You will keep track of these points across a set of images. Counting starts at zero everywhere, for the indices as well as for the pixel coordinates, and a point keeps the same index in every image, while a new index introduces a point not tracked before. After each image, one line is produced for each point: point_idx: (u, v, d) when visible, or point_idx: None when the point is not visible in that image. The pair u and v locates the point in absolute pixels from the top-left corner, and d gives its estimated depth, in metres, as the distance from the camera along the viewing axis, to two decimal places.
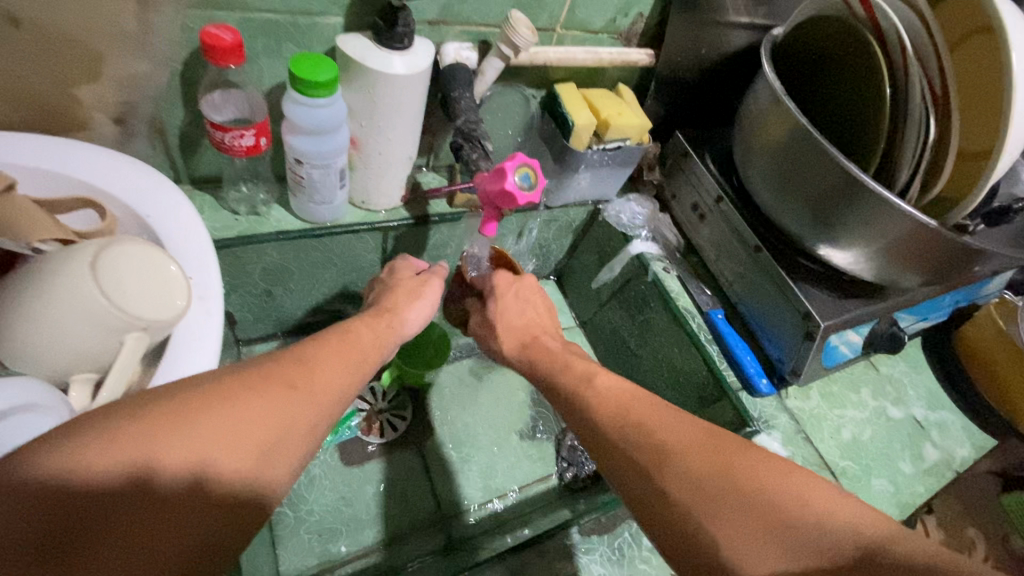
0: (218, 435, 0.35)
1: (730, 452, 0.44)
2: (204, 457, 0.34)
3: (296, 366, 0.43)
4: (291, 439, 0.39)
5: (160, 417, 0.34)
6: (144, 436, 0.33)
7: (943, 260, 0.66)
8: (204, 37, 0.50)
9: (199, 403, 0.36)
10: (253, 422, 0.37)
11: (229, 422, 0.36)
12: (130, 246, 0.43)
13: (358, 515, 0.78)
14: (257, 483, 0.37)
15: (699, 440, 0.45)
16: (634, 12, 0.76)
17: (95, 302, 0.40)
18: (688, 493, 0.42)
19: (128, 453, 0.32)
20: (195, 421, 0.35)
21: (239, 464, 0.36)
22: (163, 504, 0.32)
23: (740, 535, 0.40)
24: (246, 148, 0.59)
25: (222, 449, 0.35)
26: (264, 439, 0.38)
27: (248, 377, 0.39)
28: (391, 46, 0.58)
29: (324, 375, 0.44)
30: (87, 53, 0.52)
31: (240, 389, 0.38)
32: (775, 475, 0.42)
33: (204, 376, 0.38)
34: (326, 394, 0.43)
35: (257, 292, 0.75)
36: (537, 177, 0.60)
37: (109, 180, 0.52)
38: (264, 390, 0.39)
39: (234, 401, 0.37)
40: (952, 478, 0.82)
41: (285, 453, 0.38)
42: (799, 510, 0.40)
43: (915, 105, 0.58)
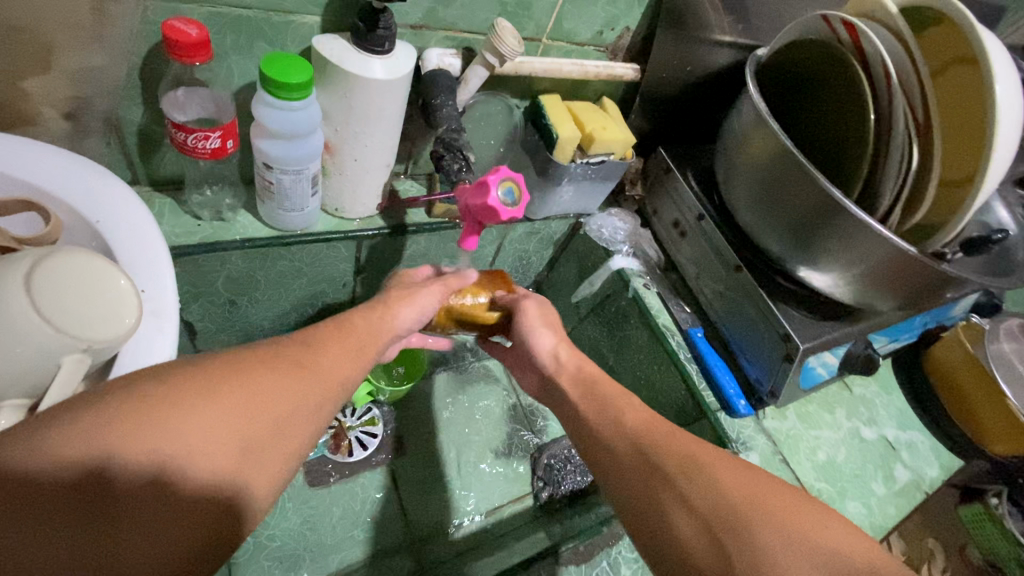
0: (219, 420, 0.35)
1: (760, 485, 0.43)
2: (179, 453, 0.32)
3: (298, 351, 0.43)
4: (295, 424, 0.39)
5: (156, 401, 0.33)
6: (141, 420, 0.32)
7: (918, 286, 0.66)
8: (167, 31, 0.47)
9: (182, 394, 0.34)
10: (260, 406, 0.37)
11: (235, 406, 0.36)
12: (71, 256, 0.39)
13: (323, 540, 0.75)
14: (260, 470, 0.36)
15: (731, 462, 0.44)
16: (620, 25, 0.75)
17: (26, 321, 0.36)
18: (710, 501, 0.41)
19: (125, 438, 0.31)
20: (199, 405, 0.34)
21: (244, 449, 0.35)
22: (168, 492, 0.32)
23: (768, 555, 0.38)
24: (211, 150, 0.56)
25: (228, 435, 0.35)
26: (269, 425, 0.37)
27: (266, 354, 0.40)
28: (371, 50, 0.55)
29: (332, 362, 0.44)
30: (34, 43, 0.48)
31: (229, 379, 0.37)
32: (801, 506, 0.41)
33: (188, 364, 0.36)
34: (336, 380, 0.43)
35: (220, 302, 0.71)
36: (521, 192, 0.58)
37: (52, 181, 0.48)
38: (276, 371, 0.39)
39: (238, 386, 0.37)
40: (921, 499, 0.83)
41: (266, 452, 0.37)
42: (824, 537, 0.39)
43: (899, 132, 0.58)
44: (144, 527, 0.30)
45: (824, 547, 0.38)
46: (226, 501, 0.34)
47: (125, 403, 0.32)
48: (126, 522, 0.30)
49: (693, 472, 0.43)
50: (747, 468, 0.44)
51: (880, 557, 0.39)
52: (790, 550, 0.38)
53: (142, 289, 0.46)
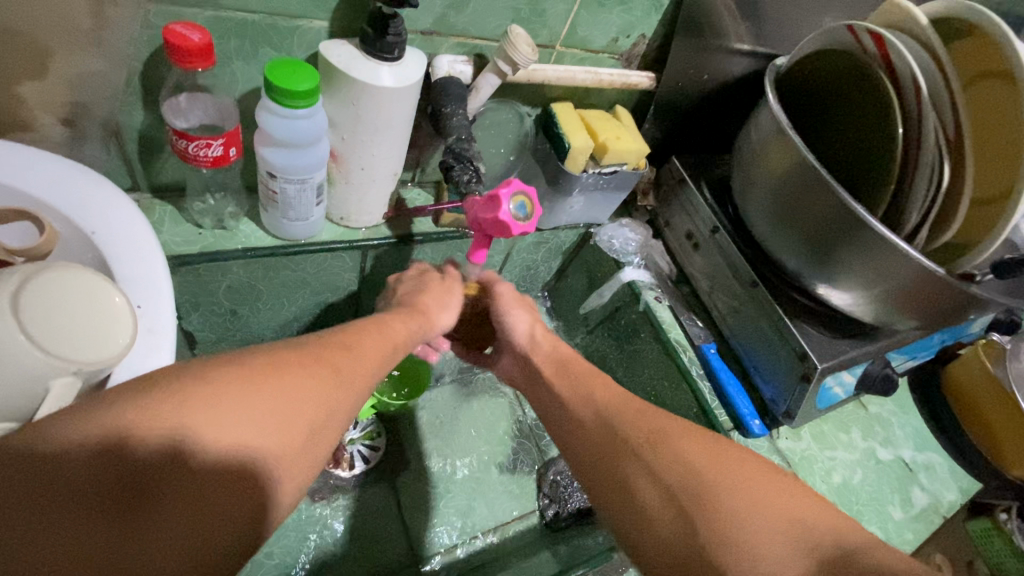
0: (259, 409, 0.34)
1: (725, 453, 0.43)
2: (220, 436, 0.32)
3: (339, 350, 0.43)
4: (326, 424, 0.38)
5: (190, 391, 0.33)
6: (174, 411, 0.31)
7: (943, 309, 0.63)
8: (168, 37, 0.45)
9: (228, 382, 0.34)
10: (295, 404, 0.36)
11: (269, 402, 0.35)
12: (60, 273, 0.37)
13: (323, 557, 0.73)
14: (291, 468, 0.36)
15: (700, 437, 0.44)
16: (636, 33, 0.72)
17: (11, 342, 0.34)
18: (680, 474, 0.42)
19: (158, 425, 0.31)
20: (236, 399, 0.34)
21: (276, 446, 0.35)
22: (197, 484, 0.31)
23: (731, 518, 0.38)
24: (213, 159, 0.54)
25: (261, 431, 0.34)
26: (303, 425, 0.37)
27: (303, 352, 0.40)
28: (380, 57, 0.53)
29: (361, 364, 0.43)
30: (31, 47, 0.46)
31: (271, 370, 0.37)
32: (766, 472, 0.41)
33: (234, 356, 0.36)
34: (363, 380, 0.43)
35: (221, 312, 0.69)
36: (534, 206, 0.56)
37: (49, 190, 0.46)
38: (311, 372, 0.39)
39: (273, 382, 0.36)
40: (939, 524, 0.80)
41: (304, 443, 0.37)
42: (785, 499, 0.39)
43: (931, 151, 0.55)
44: (174, 517, 0.30)
45: (785, 509, 0.38)
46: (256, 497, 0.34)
47: (159, 391, 0.32)
48: (155, 510, 0.30)
49: (663, 448, 0.44)
50: (711, 437, 0.45)
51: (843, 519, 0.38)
52: (752, 517, 0.38)
53: (138, 305, 0.44)
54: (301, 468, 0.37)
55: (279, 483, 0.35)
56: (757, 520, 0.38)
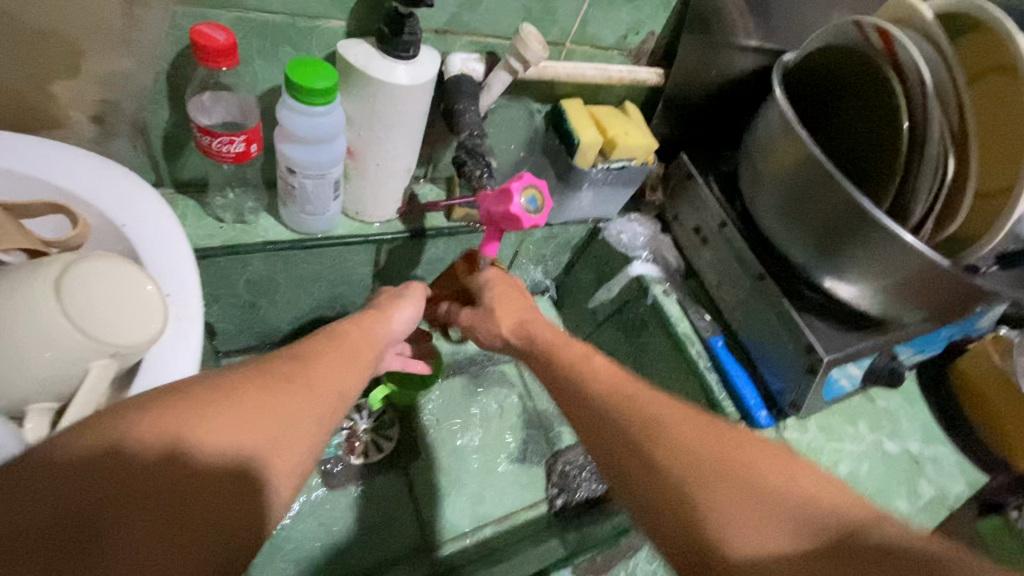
0: (230, 424, 0.35)
1: (724, 442, 0.41)
2: (194, 445, 0.33)
3: (294, 364, 0.41)
4: (295, 432, 0.38)
5: (149, 407, 0.33)
6: (134, 425, 0.32)
7: (948, 300, 0.64)
8: (195, 37, 0.47)
9: (198, 403, 0.35)
10: (255, 414, 0.36)
11: (228, 412, 0.35)
12: (99, 261, 0.39)
13: (337, 543, 0.75)
14: (260, 477, 0.35)
15: (700, 422, 0.42)
16: (645, 30, 0.74)
17: (55, 324, 0.36)
18: (677, 462, 0.40)
19: (118, 443, 0.31)
20: (198, 409, 0.34)
21: (247, 452, 0.35)
22: (162, 497, 0.31)
23: (728, 511, 0.37)
24: (235, 154, 0.56)
25: (223, 440, 0.34)
26: (270, 434, 0.37)
27: (261, 368, 0.40)
28: (396, 55, 0.55)
29: (326, 374, 0.43)
30: (65, 48, 0.49)
31: (240, 386, 0.37)
32: (769, 461, 0.40)
33: (205, 378, 0.37)
34: (332, 392, 0.42)
35: (241, 304, 0.72)
36: (544, 199, 0.57)
37: (81, 184, 0.48)
38: (270, 386, 0.39)
39: (232, 393, 0.36)
40: (945, 516, 0.81)
41: (286, 449, 0.37)
42: (787, 489, 0.38)
43: (935, 143, 0.56)
44: (138, 530, 0.30)
45: (791, 499, 0.37)
46: (227, 505, 0.33)
47: (135, 412, 0.33)
48: (119, 527, 0.30)
49: (660, 437, 0.42)
50: (711, 422, 0.43)
51: (848, 501, 0.37)
52: (754, 513, 0.37)
53: (168, 292, 0.46)
54: (274, 479, 0.36)
55: (249, 494, 0.34)
56: (755, 512, 0.37)
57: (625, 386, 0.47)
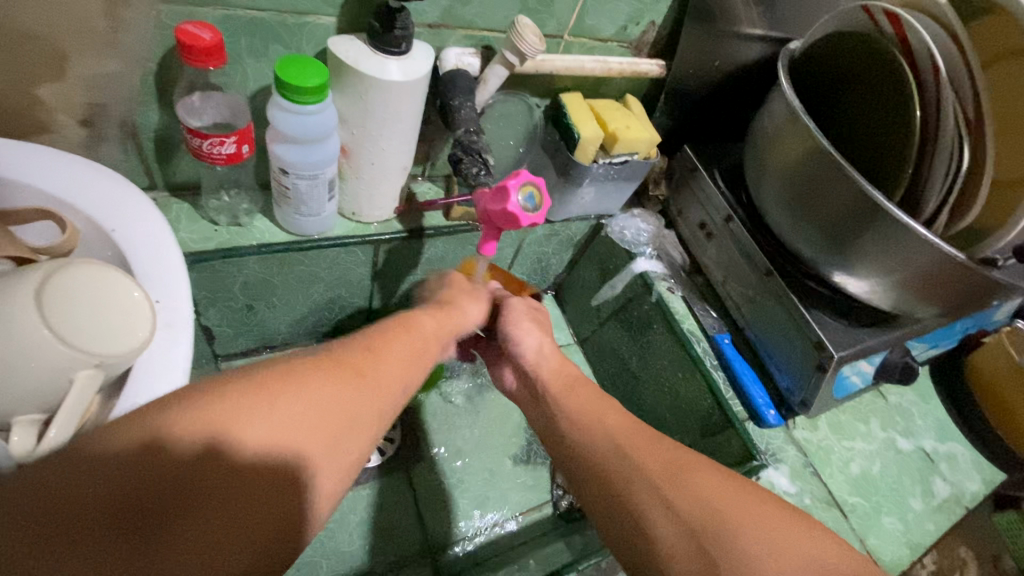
0: (291, 419, 0.34)
1: (743, 496, 0.43)
2: (255, 437, 0.32)
3: (364, 353, 0.41)
4: (355, 431, 0.37)
5: (209, 403, 0.32)
6: (194, 420, 0.31)
7: (963, 295, 0.62)
8: (180, 36, 0.46)
9: (260, 392, 0.34)
10: (314, 412, 0.35)
11: (290, 408, 0.34)
12: (84, 269, 0.38)
13: (339, 548, 0.74)
14: (310, 478, 0.34)
15: (721, 480, 0.44)
16: (645, 20, 0.72)
17: (35, 333, 0.35)
18: (697, 508, 0.42)
19: (178, 434, 0.30)
20: (259, 403, 0.33)
21: (304, 451, 0.34)
22: (221, 495, 0.31)
23: (748, 556, 0.39)
24: (226, 156, 0.55)
25: (284, 440, 0.33)
26: (326, 432, 0.36)
27: (328, 357, 0.39)
28: (387, 51, 0.53)
29: (388, 368, 0.42)
30: (49, 51, 0.47)
31: (308, 375, 0.37)
32: (790, 520, 0.42)
33: (271, 366, 0.36)
34: (395, 387, 0.42)
35: (237, 307, 0.71)
36: (542, 197, 0.55)
37: (70, 189, 0.47)
38: (334, 379, 0.38)
39: (294, 387, 0.35)
40: (961, 515, 0.78)
41: (349, 443, 0.37)
42: (804, 548, 0.40)
43: (949, 131, 0.54)
44: (191, 525, 0.29)
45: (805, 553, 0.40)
46: (282, 505, 0.33)
47: (194, 400, 0.32)
48: (174, 521, 0.29)
49: (679, 480, 0.44)
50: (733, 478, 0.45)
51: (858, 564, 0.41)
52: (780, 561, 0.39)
53: (156, 299, 0.45)
54: (328, 478, 0.35)
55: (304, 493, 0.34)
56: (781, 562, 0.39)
57: (648, 436, 0.49)
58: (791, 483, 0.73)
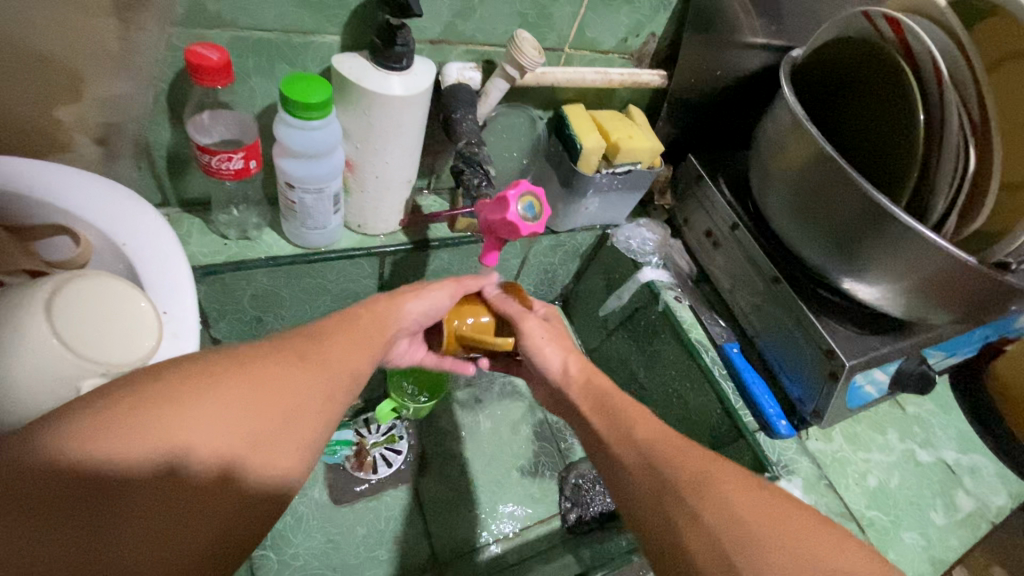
0: (233, 409, 0.36)
1: (767, 502, 0.42)
2: (195, 433, 0.34)
3: (307, 342, 0.44)
4: (304, 413, 0.40)
5: (157, 398, 0.34)
6: (142, 417, 0.33)
7: (977, 300, 0.61)
8: (189, 57, 0.48)
9: (199, 384, 0.36)
10: (264, 404, 0.38)
11: (239, 401, 0.37)
12: (94, 280, 0.40)
13: (346, 560, 0.73)
14: (256, 465, 0.37)
15: (746, 485, 0.43)
16: (645, 32, 0.73)
17: (43, 341, 0.36)
18: (725, 523, 0.40)
19: (118, 433, 0.32)
20: (206, 395, 0.35)
21: (251, 439, 0.36)
22: (178, 485, 0.33)
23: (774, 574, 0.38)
24: (234, 171, 0.56)
25: (233, 427, 0.36)
26: (272, 420, 0.38)
27: (270, 348, 0.41)
28: (389, 67, 0.55)
29: (337, 357, 0.44)
30: (66, 73, 0.49)
31: (251, 365, 0.39)
32: (813, 523, 0.41)
33: (210, 357, 0.38)
34: (343, 372, 0.44)
35: (246, 319, 0.72)
36: (542, 206, 0.56)
37: (82, 203, 0.49)
38: (279, 366, 0.40)
39: (241, 380, 0.37)
40: (988, 531, 0.75)
41: (295, 426, 0.39)
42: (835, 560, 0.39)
43: (954, 135, 0.53)
44: (143, 512, 0.32)
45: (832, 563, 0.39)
46: (237, 487, 0.36)
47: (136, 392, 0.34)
48: (127, 511, 0.31)
49: (704, 490, 0.42)
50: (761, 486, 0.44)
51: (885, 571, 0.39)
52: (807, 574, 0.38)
53: (164, 310, 0.46)
54: (280, 463, 0.38)
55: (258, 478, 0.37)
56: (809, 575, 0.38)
57: (672, 443, 0.47)
58: (805, 496, 0.70)
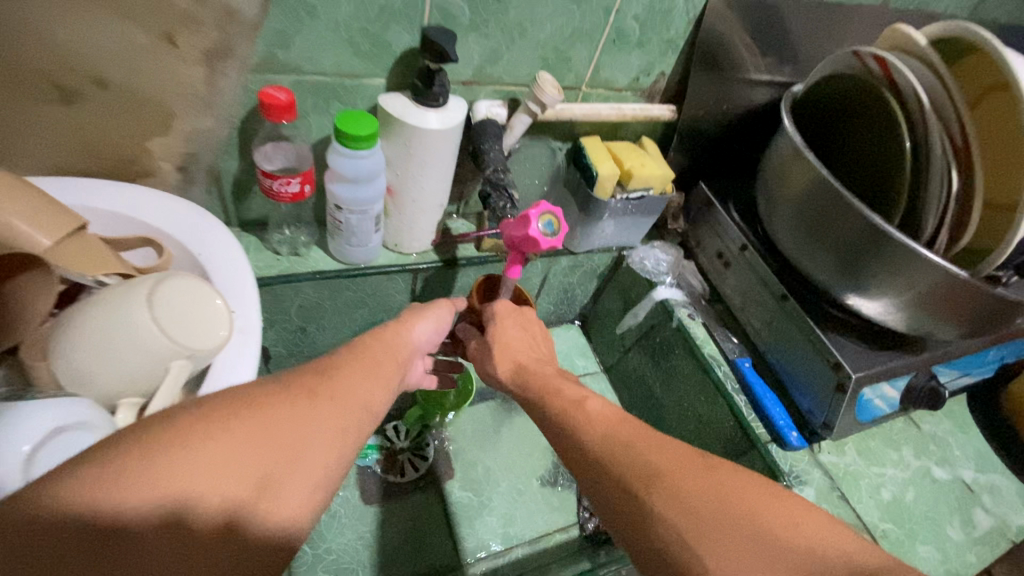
0: (239, 448, 0.34)
1: (708, 471, 0.44)
2: (198, 477, 0.32)
3: (316, 376, 0.42)
4: (313, 450, 0.38)
5: (156, 437, 0.32)
6: (140, 459, 0.31)
7: (978, 313, 0.64)
8: (262, 97, 0.56)
9: (200, 425, 0.34)
10: (267, 437, 0.36)
11: (244, 437, 0.35)
12: (181, 279, 0.46)
13: (374, 557, 0.77)
14: (263, 512, 0.34)
15: (690, 467, 0.44)
16: (656, 71, 0.80)
17: (143, 326, 0.43)
18: (676, 513, 0.41)
19: (109, 484, 0.29)
20: (208, 433, 0.34)
21: (259, 481, 0.34)
22: (182, 537, 0.30)
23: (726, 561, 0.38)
24: (291, 194, 0.65)
25: (241, 467, 0.34)
26: (280, 459, 0.36)
27: (279, 384, 0.40)
28: (427, 104, 0.63)
29: (346, 387, 0.43)
30: (161, 111, 0.58)
31: (258, 401, 0.37)
32: (763, 499, 0.41)
33: (214, 397, 0.36)
34: (354, 403, 0.42)
35: (292, 328, 0.79)
36: (561, 224, 0.63)
37: (167, 221, 0.57)
38: (288, 401, 0.38)
39: (245, 416, 0.36)
40: (1007, 549, 0.75)
41: (306, 465, 0.37)
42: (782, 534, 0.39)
43: (938, 157, 0.58)
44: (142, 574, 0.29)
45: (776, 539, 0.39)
46: (242, 539, 0.33)
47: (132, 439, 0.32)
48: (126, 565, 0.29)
49: (660, 488, 0.43)
50: (709, 468, 0.44)
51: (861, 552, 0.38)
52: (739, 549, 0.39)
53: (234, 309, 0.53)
54: (290, 503, 0.36)
55: (268, 522, 0.34)
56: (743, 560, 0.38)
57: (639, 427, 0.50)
58: None
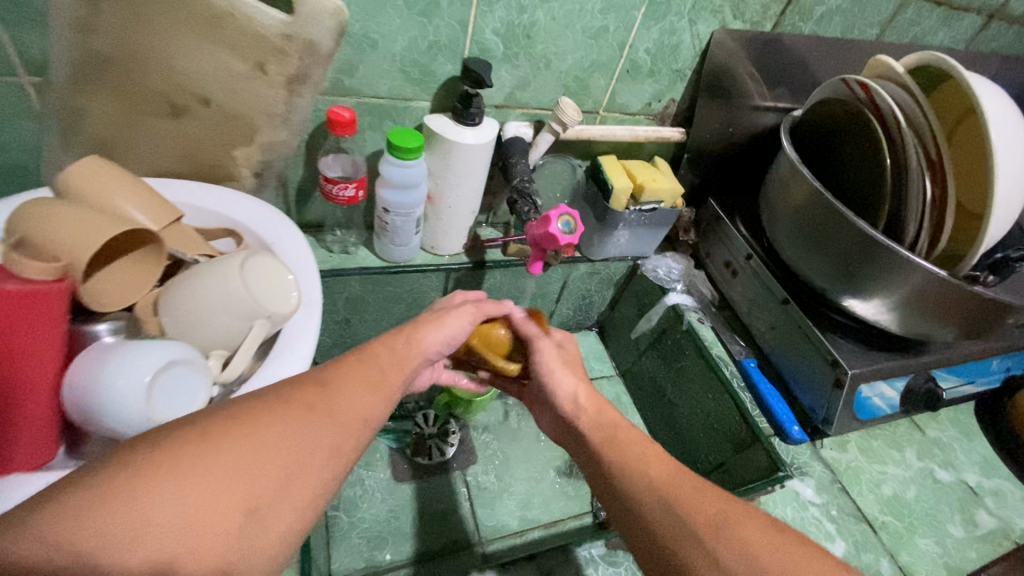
0: (228, 478, 0.33)
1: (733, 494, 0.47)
2: (185, 515, 0.30)
3: (315, 388, 0.41)
4: (304, 474, 0.37)
5: (133, 476, 0.30)
6: (124, 496, 0.29)
7: (964, 312, 0.69)
8: (330, 115, 0.68)
9: (185, 456, 0.32)
10: (256, 466, 0.34)
11: (231, 468, 0.33)
12: (264, 257, 0.57)
13: (402, 527, 0.83)
14: (252, 546, 0.33)
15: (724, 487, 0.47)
16: (666, 98, 0.90)
17: (236, 292, 0.54)
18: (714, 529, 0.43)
19: (88, 527, 0.28)
20: (189, 470, 0.32)
21: (247, 513, 0.33)
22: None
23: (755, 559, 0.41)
24: (347, 198, 0.75)
25: (228, 501, 0.32)
26: (268, 486, 0.34)
27: (272, 400, 0.39)
28: (465, 122, 0.74)
29: (345, 397, 0.42)
30: (247, 125, 0.70)
31: (247, 422, 0.36)
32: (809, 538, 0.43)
33: (201, 418, 0.35)
34: (350, 418, 0.41)
35: (338, 319, 0.89)
36: (577, 224, 0.72)
37: (245, 216, 0.69)
38: (277, 420, 0.37)
39: (232, 443, 0.34)
40: (1011, 548, 0.77)
41: (297, 491, 0.36)
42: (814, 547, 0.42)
43: (914, 170, 0.67)
44: None
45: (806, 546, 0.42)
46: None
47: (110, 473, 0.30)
48: None
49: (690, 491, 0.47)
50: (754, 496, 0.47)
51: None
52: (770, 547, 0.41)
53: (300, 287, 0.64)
54: (278, 534, 0.34)
55: (257, 556, 0.33)
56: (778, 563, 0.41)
57: None
58: (817, 494, 0.77)
